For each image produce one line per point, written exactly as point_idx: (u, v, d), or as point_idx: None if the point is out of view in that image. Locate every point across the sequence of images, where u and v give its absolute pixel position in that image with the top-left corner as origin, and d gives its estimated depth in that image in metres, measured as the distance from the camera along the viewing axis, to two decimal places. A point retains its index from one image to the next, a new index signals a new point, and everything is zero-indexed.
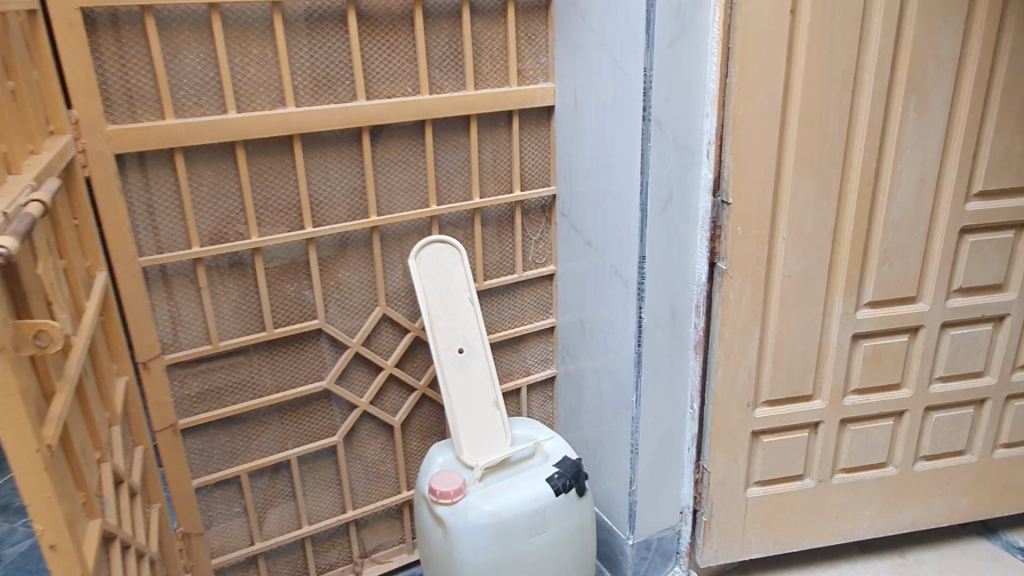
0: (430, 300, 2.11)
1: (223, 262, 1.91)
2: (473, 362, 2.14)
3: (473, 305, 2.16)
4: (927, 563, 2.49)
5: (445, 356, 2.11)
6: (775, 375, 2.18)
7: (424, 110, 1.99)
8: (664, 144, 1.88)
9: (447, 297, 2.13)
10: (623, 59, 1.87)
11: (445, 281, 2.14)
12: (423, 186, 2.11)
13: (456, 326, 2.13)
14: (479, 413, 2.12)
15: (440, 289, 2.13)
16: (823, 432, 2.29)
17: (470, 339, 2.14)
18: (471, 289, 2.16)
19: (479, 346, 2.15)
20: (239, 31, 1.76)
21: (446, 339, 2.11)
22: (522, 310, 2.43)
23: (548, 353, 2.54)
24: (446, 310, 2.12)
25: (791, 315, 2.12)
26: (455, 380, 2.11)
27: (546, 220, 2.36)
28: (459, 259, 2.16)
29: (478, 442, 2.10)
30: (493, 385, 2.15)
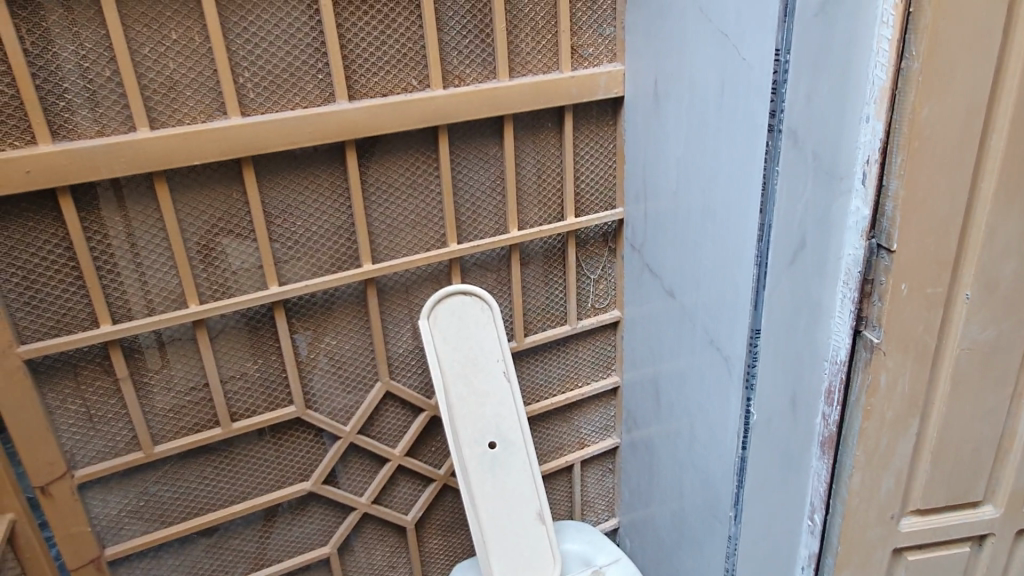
0: (449, 376, 1.52)
1: (151, 342, 1.34)
2: (510, 459, 1.56)
3: (509, 380, 1.56)
4: None
5: (471, 453, 1.53)
6: (932, 480, 1.51)
7: (435, 113, 1.37)
8: (798, 165, 1.22)
9: (473, 370, 1.54)
10: (735, 35, 1.21)
11: (471, 348, 1.54)
12: (439, 218, 1.49)
13: (485, 409, 1.54)
14: (519, 529, 1.55)
15: (463, 359, 1.54)
16: (992, 546, 1.62)
17: (505, 426, 1.55)
18: (506, 358, 1.56)
19: (519, 436, 1.56)
20: (146, 5, 1.15)
21: (471, 429, 1.53)
22: (576, 369, 1.84)
23: (608, 419, 1.96)
24: (472, 388, 1.54)
25: (967, 402, 1.44)
26: (486, 485, 1.54)
27: (609, 252, 1.74)
28: (491, 317, 1.56)
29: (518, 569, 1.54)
30: (537, 491, 1.57)
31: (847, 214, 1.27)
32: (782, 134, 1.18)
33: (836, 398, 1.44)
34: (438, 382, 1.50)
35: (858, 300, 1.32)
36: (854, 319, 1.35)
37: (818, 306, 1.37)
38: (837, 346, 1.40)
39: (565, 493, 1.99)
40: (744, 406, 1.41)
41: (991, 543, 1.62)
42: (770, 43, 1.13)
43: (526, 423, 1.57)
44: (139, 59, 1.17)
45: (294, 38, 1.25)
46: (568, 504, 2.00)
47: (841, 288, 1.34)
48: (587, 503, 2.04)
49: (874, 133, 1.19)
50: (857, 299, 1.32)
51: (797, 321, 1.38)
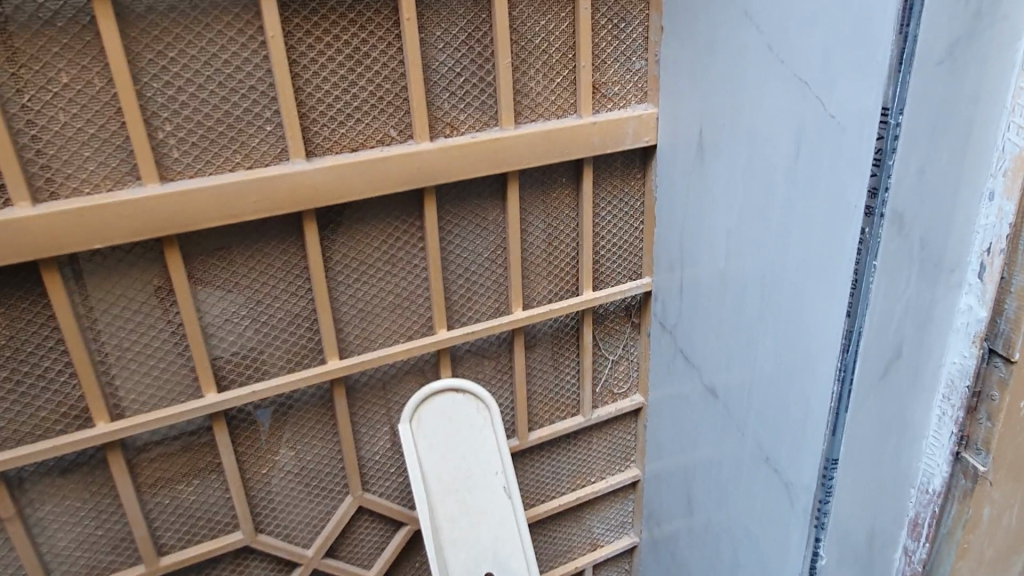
0: (436, 494, 1.21)
1: (48, 468, 1.03)
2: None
3: (512, 495, 1.26)
4: None
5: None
6: None
7: (420, 171, 1.06)
8: (900, 256, 0.92)
9: (466, 485, 1.24)
10: (820, 87, 0.91)
11: (464, 457, 1.24)
12: (424, 299, 1.19)
13: (480, 533, 1.24)
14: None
15: (455, 471, 1.23)
16: None
17: (505, 553, 1.25)
18: (508, 467, 1.26)
19: (522, 568, 1.26)
20: (22, 38, 0.84)
21: (463, 560, 1.22)
22: (588, 463, 1.54)
23: (625, 516, 1.66)
24: (464, 508, 1.23)
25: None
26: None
27: (632, 328, 1.45)
28: (490, 418, 1.26)
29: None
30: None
31: (955, 313, 0.94)
32: (884, 219, 0.88)
33: (923, 532, 1.07)
34: (422, 502, 1.19)
35: (963, 420, 0.98)
36: (956, 442, 0.99)
37: (908, 423, 1.02)
38: (932, 470, 1.03)
39: None
40: (811, 547, 1.09)
41: None
42: (876, 98, 0.84)
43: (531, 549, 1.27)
44: (16, 110, 0.86)
45: (232, 80, 0.95)
46: None
47: (939, 402, 1.00)
48: None
49: (1000, 217, 0.86)
50: (960, 417, 0.97)
51: (882, 444, 1.04)
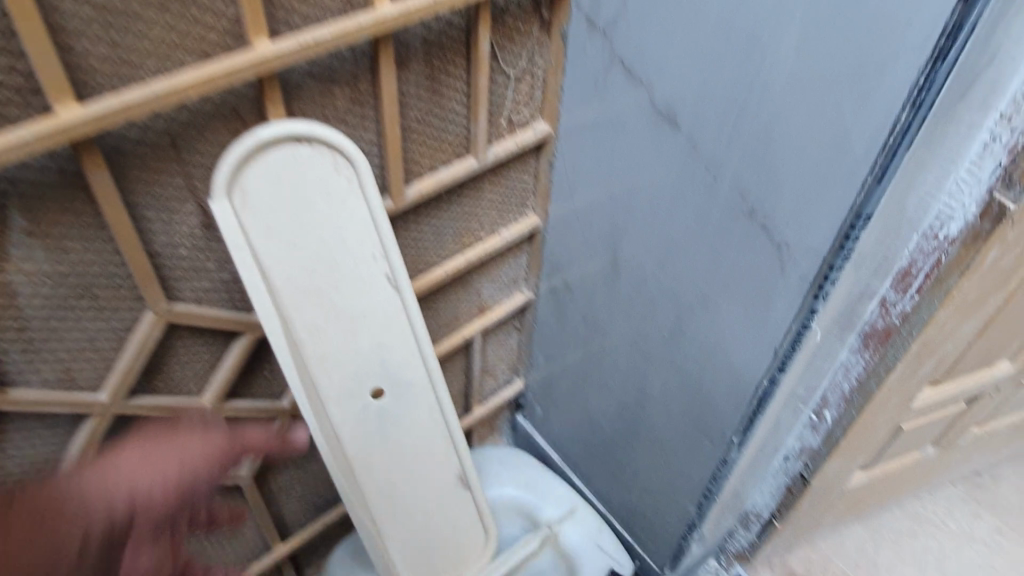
0: (292, 304, 0.83)
1: None
2: (409, 410, 0.98)
3: (401, 287, 0.91)
4: (1006, 481, 1.89)
5: (347, 420, 0.92)
6: (971, 351, 1.16)
7: None
8: None
9: (336, 285, 0.85)
10: None
11: (326, 245, 0.83)
12: None
13: (363, 345, 0.90)
14: (428, 504, 1.05)
15: (315, 268, 0.83)
16: (987, 397, 1.38)
17: (398, 362, 0.94)
18: (391, 251, 0.89)
19: (421, 374, 0.98)
20: None
21: (343, 382, 0.90)
22: (477, 217, 1.16)
23: (517, 271, 1.36)
24: (337, 315, 0.87)
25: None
26: (375, 460, 0.97)
27: (540, 31, 1.00)
28: (356, 181, 0.83)
29: (435, 562, 1.09)
30: (455, 443, 1.06)
31: None
32: None
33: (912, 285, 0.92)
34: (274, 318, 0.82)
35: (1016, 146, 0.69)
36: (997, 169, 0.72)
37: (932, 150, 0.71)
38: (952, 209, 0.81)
39: (459, 370, 1.43)
40: (800, 322, 0.88)
41: (992, 386, 1.34)
42: None
43: (430, 349, 0.97)
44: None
45: None
46: (465, 380, 1.46)
47: (990, 124, 0.67)
48: (486, 373, 1.51)
49: None
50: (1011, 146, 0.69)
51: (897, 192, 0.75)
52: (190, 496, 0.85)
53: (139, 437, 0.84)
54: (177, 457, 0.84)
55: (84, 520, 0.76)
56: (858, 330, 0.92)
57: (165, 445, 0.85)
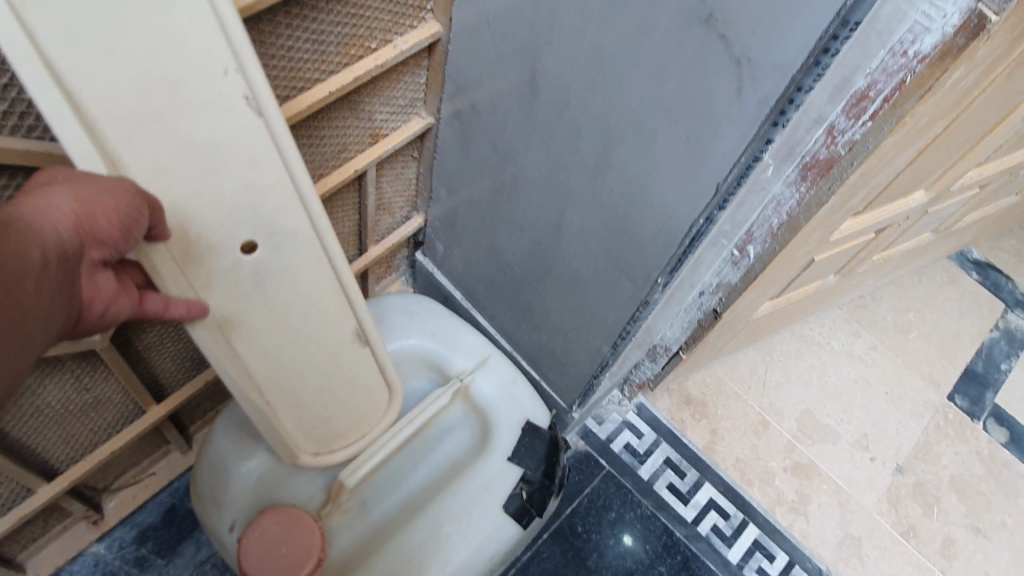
0: (126, 132, 0.69)
1: None
2: (293, 268, 0.88)
3: (268, 118, 0.77)
4: (886, 302, 1.98)
5: (218, 280, 0.81)
6: (899, 181, 1.10)
7: None
8: None
9: (184, 108, 0.71)
10: None
11: (163, 54, 0.68)
12: None
13: (229, 184, 0.77)
14: (322, 363, 0.99)
15: (153, 86, 0.69)
16: (895, 227, 1.36)
17: (274, 210, 0.82)
18: (252, 69, 0.73)
19: (303, 225, 0.86)
20: None
21: (209, 232, 0.78)
22: (367, 24, 0.95)
23: (414, 91, 1.16)
24: (190, 149, 0.73)
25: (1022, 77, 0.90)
26: (258, 327, 0.88)
27: None
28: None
29: (333, 418, 1.07)
30: (350, 298, 0.97)
31: None
32: None
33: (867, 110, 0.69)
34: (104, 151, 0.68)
35: None
36: None
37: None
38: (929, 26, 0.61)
39: (351, 207, 1.27)
40: (751, 153, 0.77)
41: (902, 216, 1.31)
42: None
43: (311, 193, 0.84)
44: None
45: None
46: (357, 218, 1.30)
47: None
48: (381, 209, 1.36)
49: None
50: None
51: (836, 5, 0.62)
52: (130, 229, 0.66)
53: (65, 174, 0.63)
54: (109, 185, 0.63)
55: (38, 242, 0.56)
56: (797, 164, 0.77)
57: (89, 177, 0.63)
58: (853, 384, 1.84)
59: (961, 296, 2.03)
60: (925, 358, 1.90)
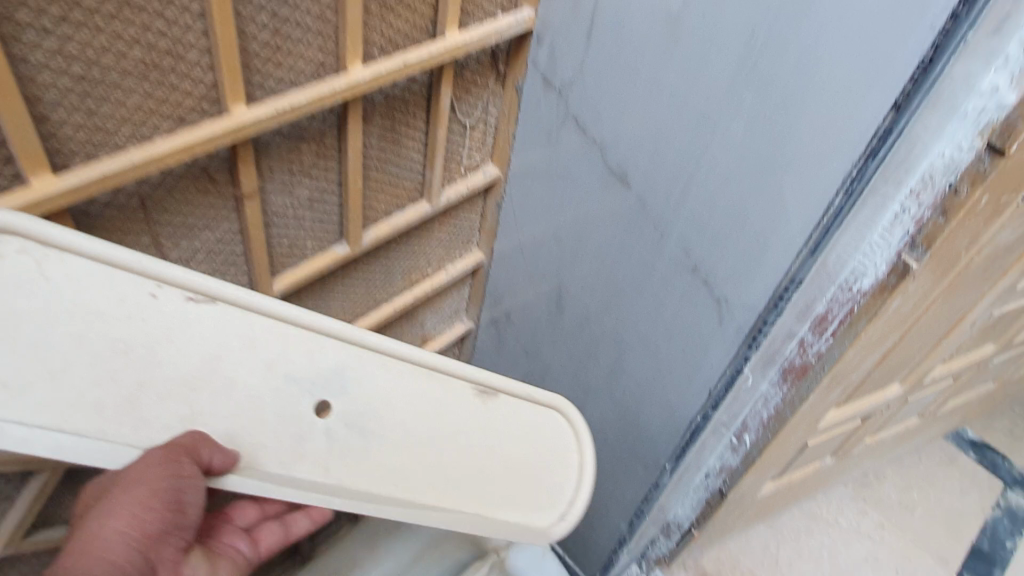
0: (142, 419, 0.56)
1: None
2: (372, 399, 0.68)
3: (223, 297, 0.59)
4: (890, 480, 2.09)
5: (325, 467, 0.64)
6: (872, 378, 1.28)
7: None
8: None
9: (161, 355, 0.56)
10: None
11: (95, 334, 0.54)
12: (184, 58, 0.66)
13: (252, 385, 0.61)
14: (484, 457, 0.77)
15: (117, 364, 0.54)
16: (880, 414, 1.53)
17: (312, 360, 0.64)
18: (166, 267, 0.57)
19: (336, 344, 0.66)
20: None
21: (275, 429, 0.62)
22: (425, 255, 1.20)
23: (459, 302, 1.40)
24: (203, 379, 0.58)
25: (955, 299, 1.11)
26: (393, 466, 0.69)
27: (493, 85, 1.05)
28: (38, 244, 0.52)
29: (510, 481, 0.80)
30: (448, 393, 0.74)
31: (960, 96, 0.62)
32: None
33: (829, 329, 0.82)
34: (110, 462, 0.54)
35: (926, 221, 0.70)
36: (905, 244, 0.72)
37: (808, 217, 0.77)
38: (866, 271, 0.76)
39: None
40: (734, 366, 0.94)
41: (884, 405, 1.48)
42: None
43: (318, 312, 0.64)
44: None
45: None
46: None
47: (902, 198, 0.69)
48: None
49: None
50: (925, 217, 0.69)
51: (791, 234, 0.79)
52: (180, 503, 0.58)
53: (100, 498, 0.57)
54: (139, 472, 0.54)
55: None
56: (778, 366, 0.90)
57: (122, 467, 0.55)
58: (864, 563, 1.91)
59: (961, 476, 2.14)
60: (931, 536, 1.98)
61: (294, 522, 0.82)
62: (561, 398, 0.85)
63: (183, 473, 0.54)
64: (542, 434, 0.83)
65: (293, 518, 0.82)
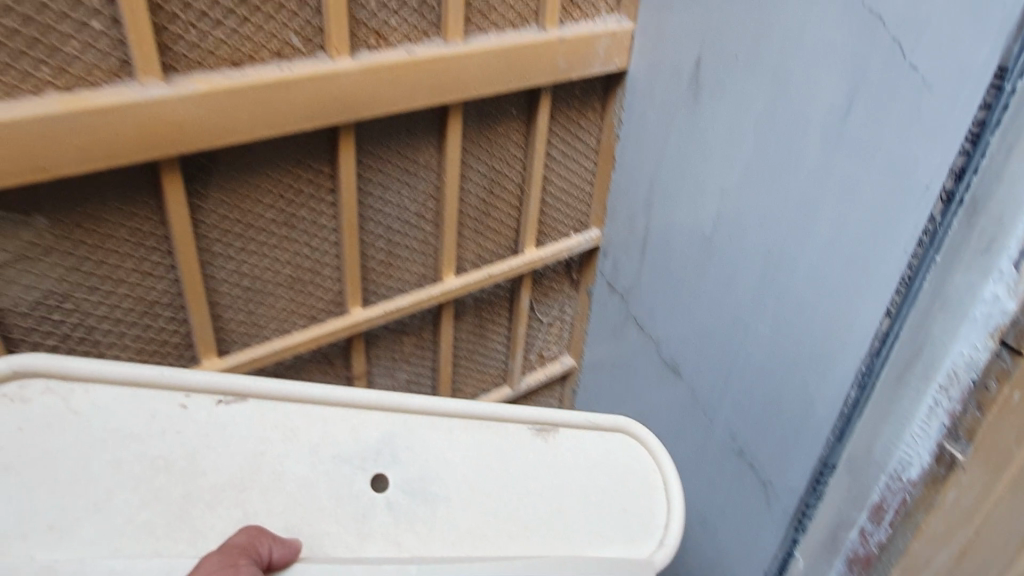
0: (195, 530, 0.58)
1: None
2: (426, 463, 0.66)
3: (251, 393, 0.63)
4: None
5: (397, 542, 0.62)
6: None
7: (335, 102, 0.75)
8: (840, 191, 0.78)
9: (204, 464, 0.60)
10: (902, 25, 0.68)
11: (133, 457, 0.58)
12: (319, 275, 0.88)
13: (303, 474, 0.62)
14: (559, 495, 0.68)
15: (160, 481, 0.59)
16: None
17: (357, 437, 0.65)
18: (188, 377, 0.62)
19: (384, 415, 0.67)
20: None
21: (336, 516, 0.61)
22: None
23: None
24: (253, 477, 0.61)
25: None
26: (464, 526, 0.64)
27: (569, 287, 1.23)
28: (62, 382, 0.59)
29: (588, 503, 0.68)
30: (502, 437, 0.69)
31: (959, 301, 0.70)
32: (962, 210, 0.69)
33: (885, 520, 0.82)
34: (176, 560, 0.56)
35: (957, 416, 0.73)
36: (943, 437, 0.74)
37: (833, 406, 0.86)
38: (911, 464, 0.78)
39: None
40: (785, 548, 0.97)
41: None
42: (985, 54, 0.63)
43: (356, 389, 0.66)
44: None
45: None
46: None
47: (933, 392, 0.74)
48: None
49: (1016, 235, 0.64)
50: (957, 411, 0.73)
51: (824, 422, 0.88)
52: None
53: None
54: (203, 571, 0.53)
55: None
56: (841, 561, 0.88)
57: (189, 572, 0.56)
58: None
59: None
60: None
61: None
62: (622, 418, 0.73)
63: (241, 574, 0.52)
64: (614, 456, 0.71)
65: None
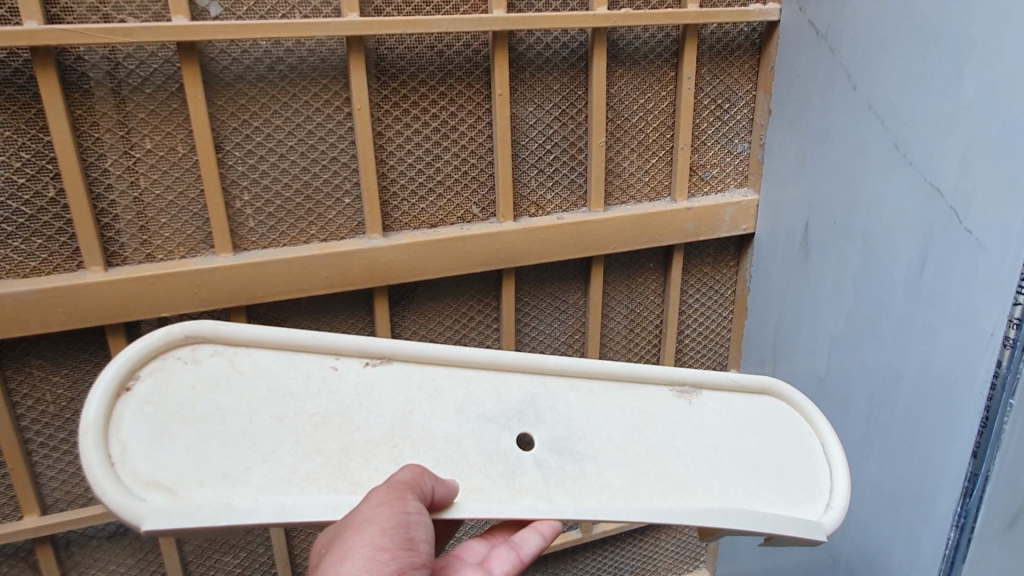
0: (354, 479, 0.66)
1: (107, 527, 1.04)
2: (568, 424, 0.76)
3: (393, 356, 0.74)
4: None
5: (547, 495, 0.69)
6: None
7: (499, 251, 1.01)
8: (951, 287, 0.82)
9: (356, 420, 0.70)
10: (956, 195, 0.80)
11: (295, 414, 0.68)
12: None
13: (449, 431, 0.71)
14: (713, 453, 0.79)
15: (319, 436, 0.67)
16: None
17: (502, 398, 0.75)
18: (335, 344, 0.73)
19: (523, 378, 0.78)
20: (139, 116, 0.86)
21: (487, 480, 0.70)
22: (653, 561, 1.41)
23: None
24: (404, 434, 0.70)
25: None
26: (618, 479, 0.73)
27: None
28: (225, 347, 0.70)
29: (743, 465, 0.78)
30: (643, 395, 0.81)
31: None
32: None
33: None
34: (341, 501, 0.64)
35: None
36: None
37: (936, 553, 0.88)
38: None
39: None
40: None
41: None
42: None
43: (494, 352, 0.77)
44: (91, 156, 0.86)
45: (315, 150, 0.93)
46: None
47: None
48: None
49: None
50: None
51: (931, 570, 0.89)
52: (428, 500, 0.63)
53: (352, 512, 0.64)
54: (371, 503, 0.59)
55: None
56: None
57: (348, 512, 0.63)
58: None
59: None
60: None
61: (523, 540, 0.71)
62: (767, 376, 0.86)
63: (409, 509, 0.58)
64: (761, 416, 0.85)
65: (521, 536, 0.72)
